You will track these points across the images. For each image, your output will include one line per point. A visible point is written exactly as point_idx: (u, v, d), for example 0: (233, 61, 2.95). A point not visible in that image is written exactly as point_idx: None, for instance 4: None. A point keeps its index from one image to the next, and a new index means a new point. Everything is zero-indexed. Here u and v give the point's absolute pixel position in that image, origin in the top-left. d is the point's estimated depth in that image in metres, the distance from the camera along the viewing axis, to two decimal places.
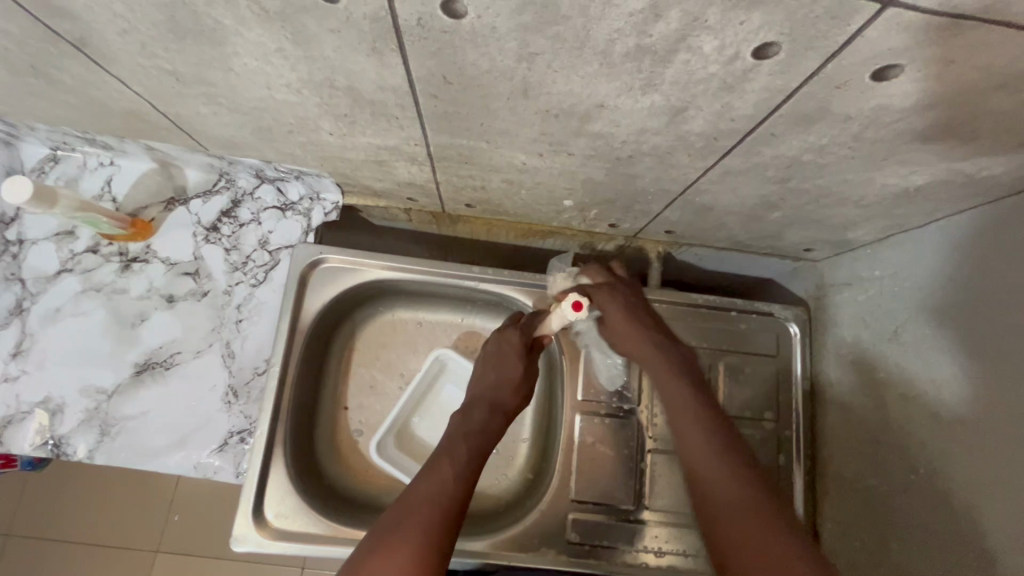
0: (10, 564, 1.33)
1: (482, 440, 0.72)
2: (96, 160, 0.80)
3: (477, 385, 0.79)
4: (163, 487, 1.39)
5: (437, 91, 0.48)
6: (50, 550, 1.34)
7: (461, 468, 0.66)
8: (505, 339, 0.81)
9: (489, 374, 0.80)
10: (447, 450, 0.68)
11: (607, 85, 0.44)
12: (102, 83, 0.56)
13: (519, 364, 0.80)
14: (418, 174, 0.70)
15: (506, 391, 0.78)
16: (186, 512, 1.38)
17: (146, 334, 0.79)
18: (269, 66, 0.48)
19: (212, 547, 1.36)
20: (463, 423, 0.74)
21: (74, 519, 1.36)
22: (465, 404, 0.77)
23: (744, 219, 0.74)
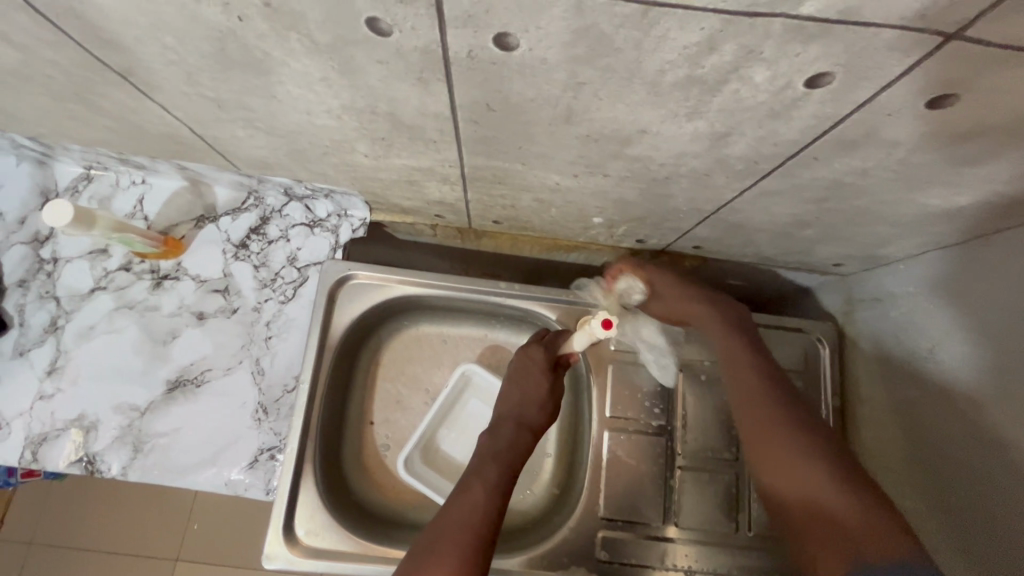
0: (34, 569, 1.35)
1: (509, 459, 0.72)
2: (128, 179, 0.81)
3: (502, 404, 0.79)
4: (183, 495, 1.40)
5: (478, 117, 0.48)
6: (71, 559, 1.35)
7: (492, 490, 0.66)
8: (529, 357, 0.81)
9: (513, 393, 0.79)
10: (475, 473, 0.68)
11: (652, 112, 0.44)
12: (143, 109, 0.57)
13: (544, 380, 0.79)
14: (449, 192, 0.71)
15: (532, 409, 0.78)
16: (206, 519, 1.39)
17: (178, 351, 0.79)
18: (311, 94, 0.48)
19: (231, 555, 1.37)
20: (490, 443, 0.74)
21: (95, 526, 1.37)
22: (490, 425, 0.77)
23: (775, 236, 0.73)
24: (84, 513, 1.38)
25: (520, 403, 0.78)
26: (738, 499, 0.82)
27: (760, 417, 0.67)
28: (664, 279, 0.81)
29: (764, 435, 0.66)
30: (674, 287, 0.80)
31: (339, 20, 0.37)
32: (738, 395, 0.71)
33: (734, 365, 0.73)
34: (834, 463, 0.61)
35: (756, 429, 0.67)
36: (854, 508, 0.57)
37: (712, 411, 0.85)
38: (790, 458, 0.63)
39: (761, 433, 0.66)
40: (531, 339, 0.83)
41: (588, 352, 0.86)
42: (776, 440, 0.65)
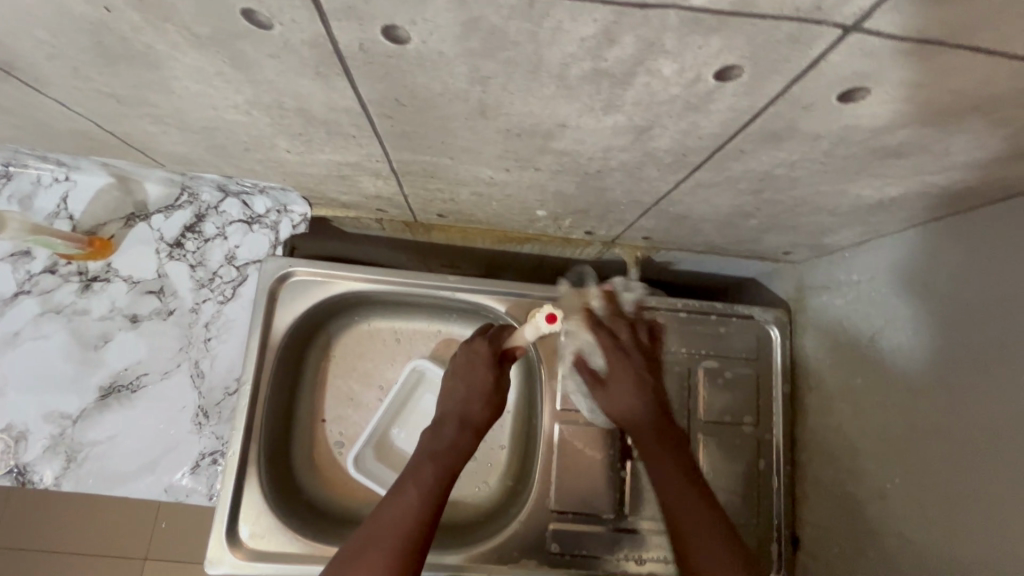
0: None
1: (450, 458, 0.72)
2: (51, 176, 0.77)
3: (445, 400, 0.79)
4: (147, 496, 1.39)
5: (390, 112, 0.46)
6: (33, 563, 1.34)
7: (426, 493, 0.67)
8: (473, 351, 0.79)
9: (457, 390, 0.78)
10: (413, 474, 0.70)
11: (567, 106, 0.42)
12: (41, 105, 0.53)
13: (490, 374, 0.78)
14: (385, 187, 0.68)
15: (477, 406, 0.77)
16: (172, 518, 1.38)
17: (110, 356, 0.76)
18: (212, 89, 0.45)
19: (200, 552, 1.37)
20: (432, 441, 0.74)
21: (56, 529, 1.36)
22: (434, 422, 0.77)
23: (720, 226, 0.72)
24: (42, 516, 1.36)
25: (463, 400, 0.78)
26: None
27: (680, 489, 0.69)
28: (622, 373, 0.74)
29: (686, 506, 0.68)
30: (630, 389, 0.73)
31: (214, 11, 0.34)
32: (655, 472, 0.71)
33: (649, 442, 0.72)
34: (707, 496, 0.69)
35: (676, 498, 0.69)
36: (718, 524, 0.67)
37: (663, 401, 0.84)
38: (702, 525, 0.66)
39: (683, 504, 0.68)
40: (476, 332, 0.81)
41: (538, 343, 0.84)
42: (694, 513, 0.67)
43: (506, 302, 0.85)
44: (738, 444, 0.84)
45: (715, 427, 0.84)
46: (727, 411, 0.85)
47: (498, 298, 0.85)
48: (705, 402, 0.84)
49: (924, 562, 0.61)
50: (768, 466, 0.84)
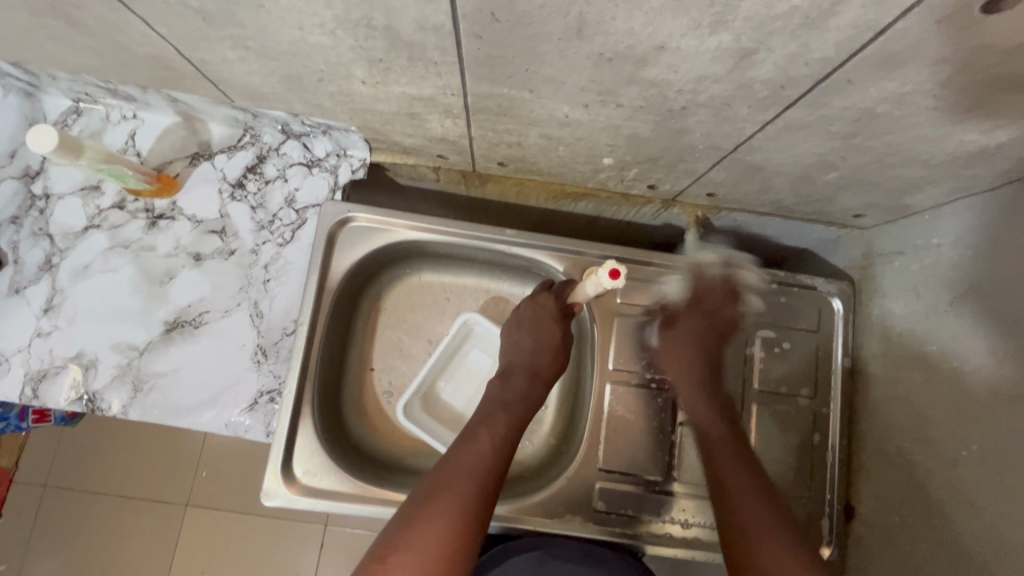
0: (45, 514, 1.41)
1: (519, 410, 0.74)
2: (119, 114, 0.79)
3: (512, 351, 0.80)
4: (191, 445, 1.45)
5: (481, 31, 0.45)
6: (82, 503, 1.41)
7: (500, 441, 0.69)
8: (539, 305, 0.79)
9: (525, 341, 0.79)
10: (485, 421, 0.72)
11: (672, 22, 0.40)
12: (126, 25, 0.53)
13: (557, 328, 0.78)
14: (452, 128, 0.67)
15: (544, 358, 0.78)
16: (213, 468, 1.44)
17: (175, 292, 0.78)
18: (303, 2, 0.45)
19: (238, 502, 1.43)
20: (503, 391, 0.76)
21: (104, 473, 1.43)
22: (503, 372, 0.78)
23: (794, 181, 0.69)
24: (92, 459, 1.44)
25: (530, 352, 0.78)
26: None
27: (736, 473, 0.69)
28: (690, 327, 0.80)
29: (739, 486, 0.68)
30: (694, 345, 0.79)
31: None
32: (714, 453, 0.72)
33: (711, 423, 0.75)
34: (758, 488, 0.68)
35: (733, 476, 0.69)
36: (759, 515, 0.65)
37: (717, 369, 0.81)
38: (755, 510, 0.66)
39: (737, 489, 0.68)
40: (541, 287, 0.81)
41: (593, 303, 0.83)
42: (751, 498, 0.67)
43: (561, 257, 0.84)
44: (793, 416, 0.80)
45: (770, 398, 0.80)
46: (784, 382, 0.81)
47: (553, 253, 0.83)
48: (762, 372, 0.81)
49: (1007, 534, 0.57)
50: (824, 439, 0.80)
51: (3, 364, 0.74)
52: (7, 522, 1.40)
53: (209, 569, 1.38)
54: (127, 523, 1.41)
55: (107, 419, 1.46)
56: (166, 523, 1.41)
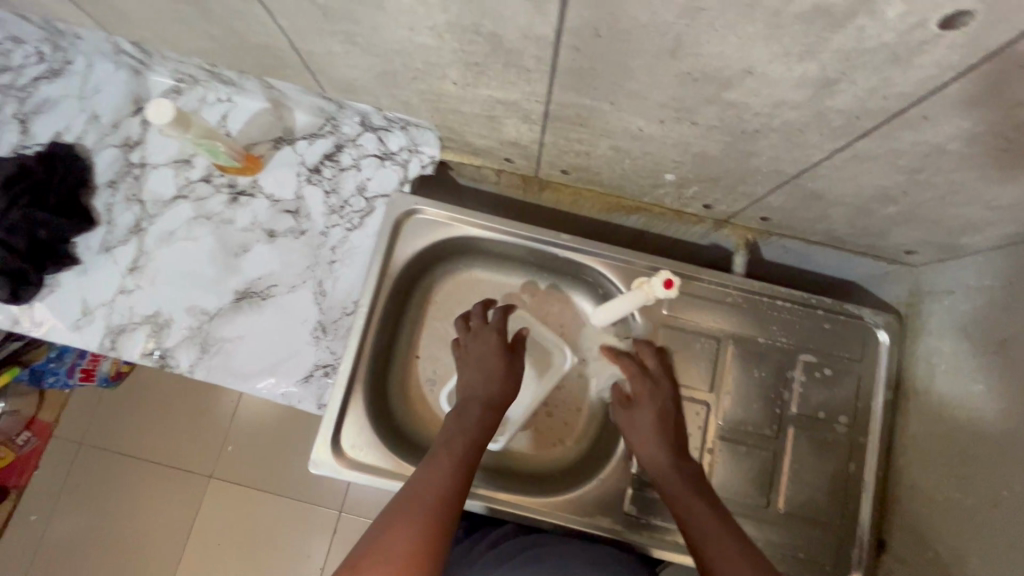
0: (79, 469, 1.47)
1: (474, 441, 0.71)
2: (215, 96, 0.85)
3: (465, 388, 0.77)
4: (222, 417, 1.51)
5: (580, 44, 0.49)
6: (115, 463, 1.47)
7: (459, 463, 0.67)
8: (484, 339, 0.80)
9: (474, 378, 0.77)
10: (443, 447, 0.69)
11: (764, 49, 0.44)
12: (251, 16, 0.59)
13: (502, 359, 0.78)
14: (526, 133, 0.71)
15: (496, 389, 0.76)
16: (239, 444, 1.50)
17: (247, 265, 0.83)
18: (421, 7, 0.49)
19: (261, 479, 1.47)
20: (457, 426, 0.72)
21: (139, 436, 1.49)
22: (456, 407, 0.75)
23: (851, 212, 0.71)
24: (131, 422, 1.50)
25: (483, 385, 0.76)
26: (771, 477, 0.79)
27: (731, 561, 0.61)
28: (644, 400, 0.78)
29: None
30: (657, 418, 0.76)
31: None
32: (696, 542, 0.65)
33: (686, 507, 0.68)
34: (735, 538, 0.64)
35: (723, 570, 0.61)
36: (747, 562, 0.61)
37: (757, 389, 0.82)
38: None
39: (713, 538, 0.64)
40: (477, 316, 0.82)
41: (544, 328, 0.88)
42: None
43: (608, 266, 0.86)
44: (830, 443, 0.80)
45: (808, 422, 0.81)
46: (823, 408, 0.81)
47: (603, 261, 0.86)
48: (800, 396, 0.81)
49: None
50: (860, 469, 0.79)
51: (87, 315, 0.80)
52: (42, 474, 1.46)
53: (227, 540, 1.43)
54: (155, 486, 1.46)
55: (150, 383, 1.53)
56: (192, 491, 1.46)
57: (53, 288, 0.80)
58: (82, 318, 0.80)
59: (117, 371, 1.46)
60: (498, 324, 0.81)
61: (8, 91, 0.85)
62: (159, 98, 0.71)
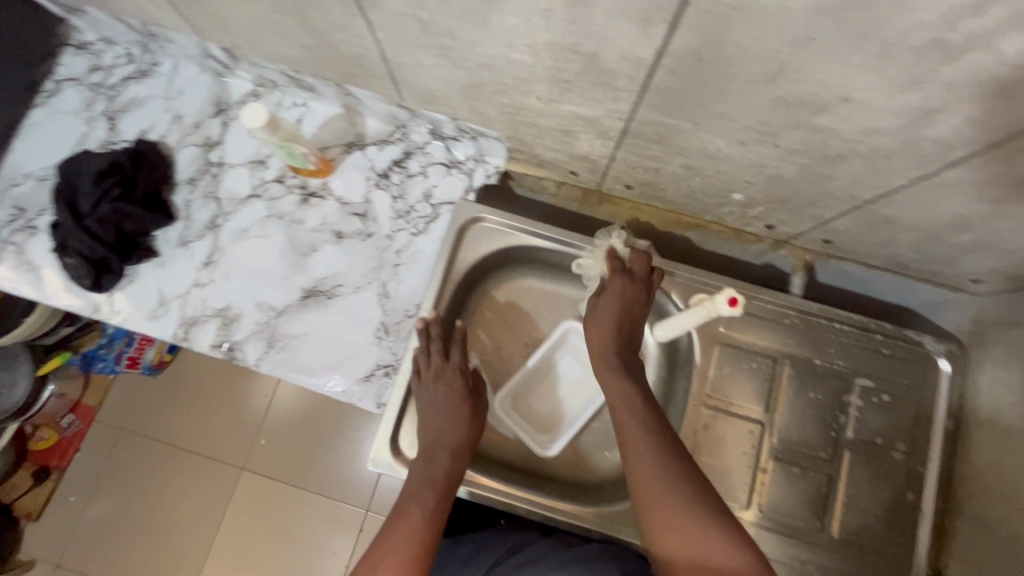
0: (121, 453, 1.51)
1: (444, 493, 0.71)
2: (292, 100, 0.88)
3: (431, 430, 0.75)
4: (257, 410, 1.54)
5: (679, 66, 0.50)
6: (153, 449, 1.51)
7: (429, 518, 0.69)
8: (448, 380, 0.77)
9: (443, 421, 0.75)
10: (414, 500, 0.71)
11: (868, 78, 0.45)
12: (349, 28, 0.62)
13: (467, 404, 0.77)
14: (598, 148, 0.73)
15: (463, 433, 0.75)
16: (271, 437, 1.52)
17: (315, 264, 0.86)
18: (525, 27, 0.51)
19: (290, 474, 1.50)
20: (426, 475, 0.72)
21: (179, 424, 1.53)
22: (425, 452, 0.74)
23: (921, 239, 0.71)
24: (171, 410, 1.54)
25: (450, 430, 0.75)
26: (826, 501, 0.78)
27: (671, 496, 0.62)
28: (610, 301, 0.78)
29: (670, 511, 0.62)
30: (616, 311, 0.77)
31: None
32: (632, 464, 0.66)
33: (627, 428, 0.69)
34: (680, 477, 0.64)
35: (659, 503, 0.63)
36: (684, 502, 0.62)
37: (813, 411, 0.81)
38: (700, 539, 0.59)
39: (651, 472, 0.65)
40: (434, 357, 0.77)
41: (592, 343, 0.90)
42: (684, 510, 0.61)
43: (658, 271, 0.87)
44: (886, 470, 0.79)
45: (865, 447, 0.80)
46: (880, 434, 0.80)
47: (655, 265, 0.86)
48: (857, 420, 0.81)
49: None
50: (917, 498, 0.78)
51: (163, 305, 0.84)
52: (83, 457, 1.51)
53: (257, 532, 1.45)
54: (191, 474, 1.50)
55: (189, 374, 1.56)
56: (226, 481, 1.49)
57: (133, 278, 0.84)
58: (159, 308, 0.84)
59: (161, 361, 1.49)
60: (459, 365, 0.78)
61: (99, 89, 0.89)
62: (252, 103, 0.73)
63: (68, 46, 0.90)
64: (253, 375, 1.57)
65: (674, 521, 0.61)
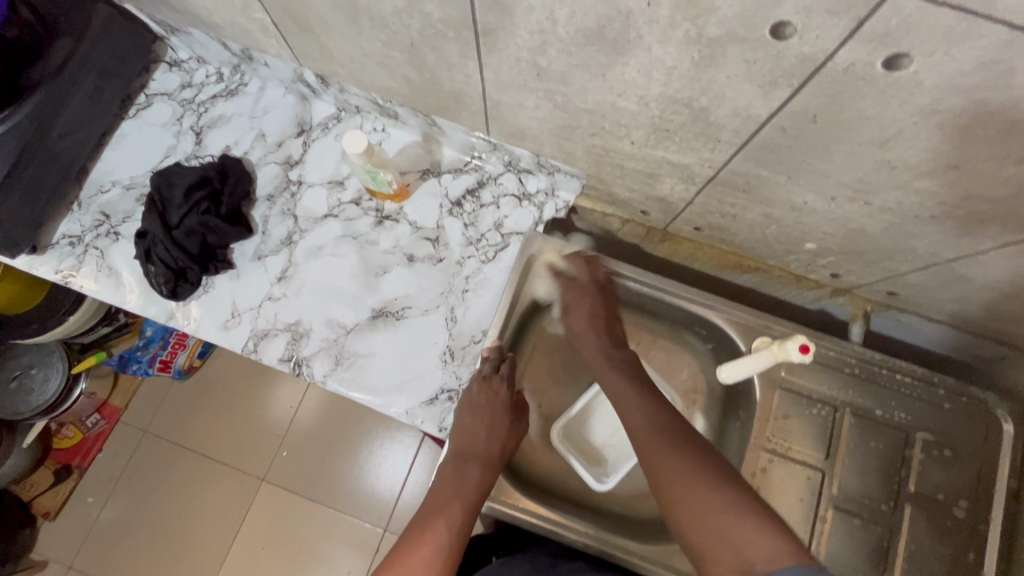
0: (141, 459, 1.48)
1: (471, 504, 0.72)
2: (371, 125, 0.91)
3: (465, 437, 0.77)
4: (280, 423, 1.50)
5: (790, 125, 0.52)
6: (172, 457, 1.48)
7: (458, 525, 0.70)
8: (492, 392, 0.78)
9: (479, 431, 0.76)
10: (441, 509, 0.72)
11: (983, 149, 0.47)
12: (459, 67, 0.65)
13: (506, 417, 0.79)
14: (679, 191, 0.75)
15: (496, 448, 0.76)
16: (293, 450, 1.48)
17: (386, 285, 0.87)
18: (644, 79, 0.54)
19: (309, 488, 1.45)
20: (455, 481, 0.74)
21: (200, 433, 1.50)
22: (456, 457, 0.76)
23: (993, 299, 0.72)
24: (193, 417, 1.51)
25: (484, 440, 0.76)
26: (886, 554, 0.78)
27: (683, 467, 0.63)
28: (583, 304, 0.85)
29: (677, 478, 0.62)
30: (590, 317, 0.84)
31: (750, 19, 0.43)
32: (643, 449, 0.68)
33: (633, 419, 0.72)
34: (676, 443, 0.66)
35: (669, 479, 0.63)
36: (681, 461, 0.64)
37: (875, 461, 0.81)
38: (715, 508, 0.59)
39: (645, 441, 0.68)
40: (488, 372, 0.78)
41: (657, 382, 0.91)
42: (682, 470, 0.63)
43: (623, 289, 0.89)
44: (946, 526, 0.79)
45: (926, 502, 0.80)
46: (942, 490, 0.80)
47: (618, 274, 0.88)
48: (919, 474, 0.80)
49: None
50: (979, 559, 0.77)
51: (236, 317, 0.85)
52: (105, 457, 1.48)
53: (272, 548, 1.41)
54: (211, 486, 1.45)
55: (211, 383, 1.53)
56: (245, 494, 1.45)
57: (207, 289, 0.86)
58: (231, 319, 0.85)
59: (191, 365, 1.47)
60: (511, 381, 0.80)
61: (189, 105, 0.94)
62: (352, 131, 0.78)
63: (161, 62, 0.95)
64: (277, 385, 1.53)
65: (684, 487, 0.61)
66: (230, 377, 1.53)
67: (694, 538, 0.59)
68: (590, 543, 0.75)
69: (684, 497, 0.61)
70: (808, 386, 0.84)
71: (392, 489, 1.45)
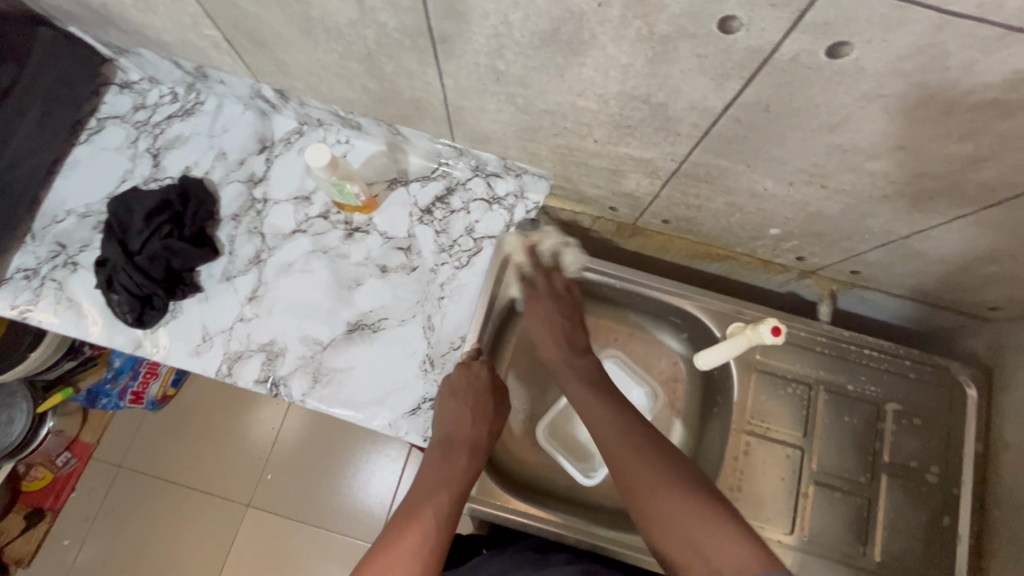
0: (118, 496, 1.42)
1: (460, 489, 0.72)
2: (335, 138, 0.90)
3: (451, 424, 0.76)
4: (262, 446, 1.46)
5: (745, 115, 0.54)
6: (150, 491, 1.43)
7: (446, 512, 0.69)
8: (472, 376, 0.79)
9: (463, 415, 0.77)
10: (428, 496, 0.70)
11: (926, 129, 0.49)
12: (418, 74, 0.65)
13: (491, 400, 0.79)
14: (645, 186, 0.76)
15: (484, 429, 0.77)
16: (278, 472, 1.45)
17: (360, 297, 0.86)
18: (602, 78, 0.55)
19: (296, 509, 1.42)
20: (442, 469, 0.73)
21: (178, 463, 1.45)
22: (442, 445, 0.75)
23: (949, 271, 0.75)
24: (171, 448, 1.46)
25: (469, 424, 0.76)
26: (868, 523, 0.80)
27: (650, 470, 0.66)
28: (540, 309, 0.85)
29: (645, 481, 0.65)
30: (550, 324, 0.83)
31: (698, 15, 0.44)
32: (614, 456, 0.69)
33: (602, 420, 0.73)
34: (642, 447, 0.68)
35: (637, 487, 0.65)
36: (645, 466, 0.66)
37: (851, 435, 0.84)
38: (681, 513, 0.61)
39: (612, 443, 0.70)
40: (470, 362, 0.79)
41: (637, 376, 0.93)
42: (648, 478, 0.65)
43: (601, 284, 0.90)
44: (921, 492, 0.82)
45: (900, 471, 0.82)
46: (915, 458, 0.83)
47: (568, 267, 0.88)
48: (893, 444, 0.83)
49: None
50: (954, 522, 0.80)
51: (207, 340, 0.83)
52: (79, 496, 1.42)
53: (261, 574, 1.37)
54: (193, 517, 1.41)
55: (187, 411, 1.48)
56: (229, 522, 1.41)
57: (176, 314, 0.84)
58: (203, 344, 0.83)
59: (163, 395, 1.42)
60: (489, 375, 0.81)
61: (144, 127, 0.91)
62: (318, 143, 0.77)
63: (112, 84, 0.92)
64: (256, 408, 1.50)
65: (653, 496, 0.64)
66: (207, 403, 1.49)
67: (656, 534, 0.62)
68: (568, 533, 0.76)
69: (647, 498, 0.64)
70: (783, 367, 0.86)
71: (380, 503, 1.43)
